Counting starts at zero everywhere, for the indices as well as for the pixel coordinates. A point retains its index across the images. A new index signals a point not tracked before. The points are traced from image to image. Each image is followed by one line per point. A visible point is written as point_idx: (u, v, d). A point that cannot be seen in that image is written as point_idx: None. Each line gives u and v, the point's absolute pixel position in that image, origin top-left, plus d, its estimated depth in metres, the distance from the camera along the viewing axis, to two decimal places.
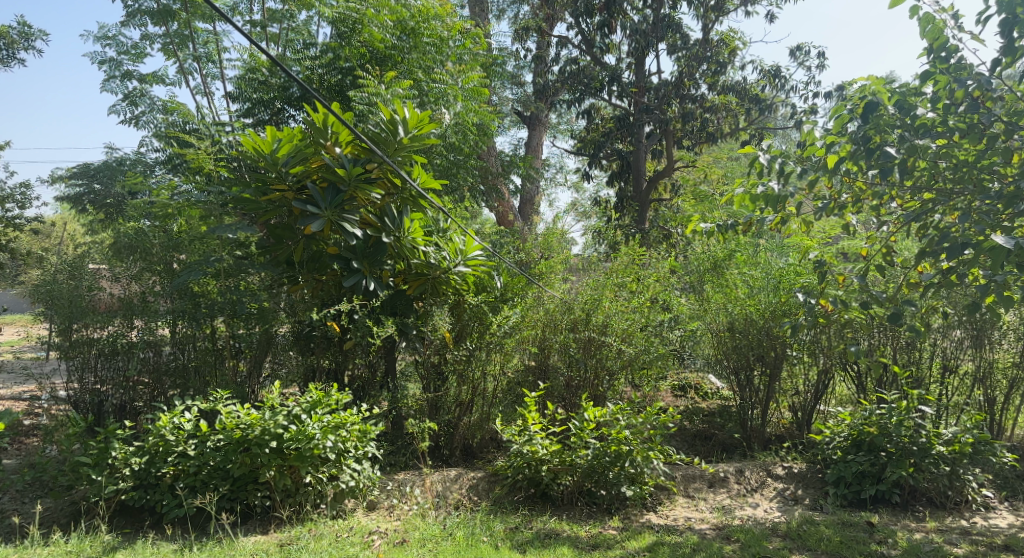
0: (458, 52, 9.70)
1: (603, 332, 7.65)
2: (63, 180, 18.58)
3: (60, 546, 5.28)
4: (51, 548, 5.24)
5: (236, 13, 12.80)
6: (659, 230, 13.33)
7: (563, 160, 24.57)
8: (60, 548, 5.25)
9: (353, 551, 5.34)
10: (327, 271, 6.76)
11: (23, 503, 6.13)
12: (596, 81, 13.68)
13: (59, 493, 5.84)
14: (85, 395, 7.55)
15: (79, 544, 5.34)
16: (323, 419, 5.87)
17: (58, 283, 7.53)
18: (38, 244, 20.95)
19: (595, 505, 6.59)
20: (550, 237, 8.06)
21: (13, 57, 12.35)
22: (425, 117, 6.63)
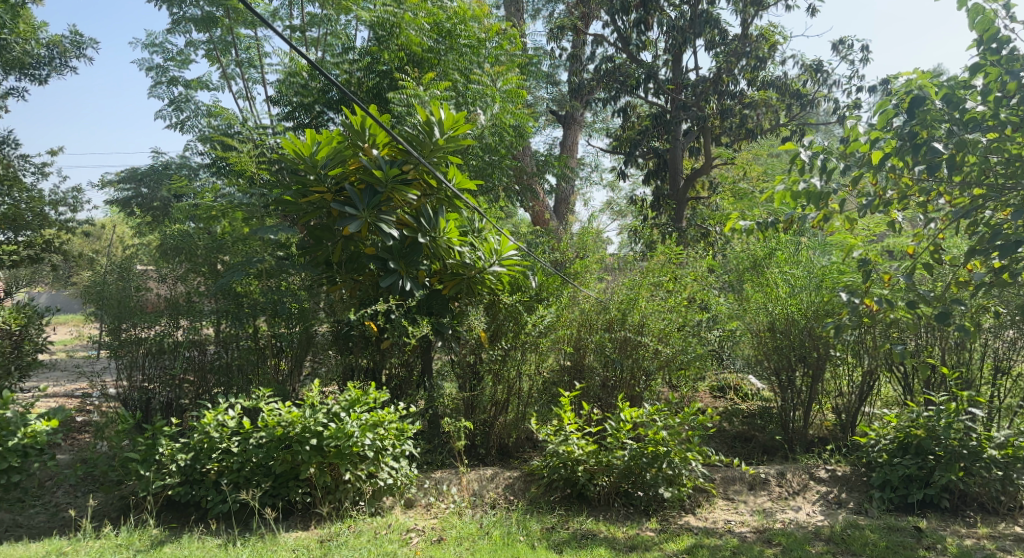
0: (496, 52, 9.65)
1: (640, 332, 7.51)
2: (112, 185, 19.21)
3: (110, 540, 5.40)
4: (102, 541, 5.37)
5: (276, 19, 13.09)
6: (696, 229, 13.23)
7: (598, 158, 24.47)
8: (111, 541, 5.38)
9: (392, 548, 5.38)
10: (365, 271, 6.86)
11: (76, 497, 6.29)
12: (632, 79, 13.45)
13: (109, 487, 5.96)
14: (134, 393, 7.72)
15: (129, 538, 5.45)
16: (361, 417, 5.89)
17: (107, 284, 7.80)
18: (88, 247, 21.71)
19: (632, 506, 6.52)
20: (584, 236, 8.02)
21: (66, 65, 12.68)
22: (461, 117, 6.67)
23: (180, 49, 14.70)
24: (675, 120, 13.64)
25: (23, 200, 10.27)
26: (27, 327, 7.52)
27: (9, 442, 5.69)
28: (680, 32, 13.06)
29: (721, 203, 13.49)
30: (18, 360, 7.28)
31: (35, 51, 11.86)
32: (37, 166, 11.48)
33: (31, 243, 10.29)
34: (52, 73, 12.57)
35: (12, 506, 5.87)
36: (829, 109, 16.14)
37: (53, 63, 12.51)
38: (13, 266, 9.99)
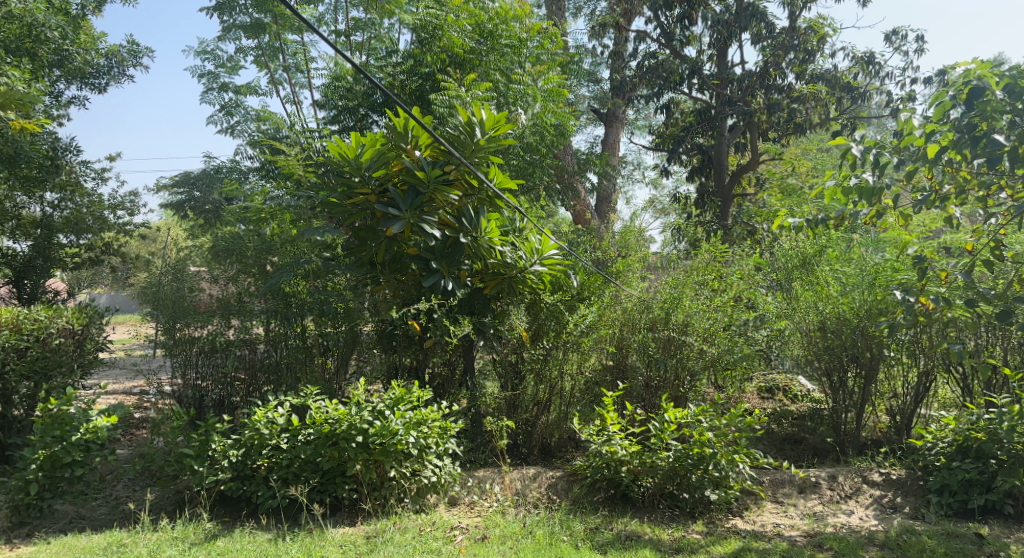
0: (536, 52, 9.64)
1: (684, 331, 7.37)
2: (166, 189, 19.74)
3: (167, 533, 5.53)
4: (159, 534, 5.50)
5: (322, 23, 13.29)
6: (743, 227, 13.03)
7: (641, 157, 24.30)
8: (168, 534, 5.51)
9: (436, 546, 5.40)
10: (408, 271, 6.90)
11: (135, 490, 6.49)
12: (676, 75, 13.38)
13: (165, 481, 6.10)
14: (188, 391, 7.80)
15: (184, 530, 5.58)
16: (405, 415, 5.91)
17: (162, 285, 8.22)
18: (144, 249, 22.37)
19: (678, 508, 6.44)
20: (626, 236, 7.94)
21: (124, 74, 12.99)
22: (502, 117, 6.67)
23: (230, 56, 15.00)
24: (720, 116, 13.51)
25: (84, 204, 11.18)
26: (87, 327, 7.67)
27: (72, 437, 5.83)
28: (726, 26, 12.91)
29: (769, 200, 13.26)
30: (81, 358, 7.47)
31: (94, 61, 12.20)
32: (97, 172, 11.85)
33: (92, 245, 11.38)
34: (111, 82, 12.94)
35: (75, 499, 5.95)
36: (881, 102, 15.74)
37: (111, 72, 12.85)
38: (75, 266, 11.12)
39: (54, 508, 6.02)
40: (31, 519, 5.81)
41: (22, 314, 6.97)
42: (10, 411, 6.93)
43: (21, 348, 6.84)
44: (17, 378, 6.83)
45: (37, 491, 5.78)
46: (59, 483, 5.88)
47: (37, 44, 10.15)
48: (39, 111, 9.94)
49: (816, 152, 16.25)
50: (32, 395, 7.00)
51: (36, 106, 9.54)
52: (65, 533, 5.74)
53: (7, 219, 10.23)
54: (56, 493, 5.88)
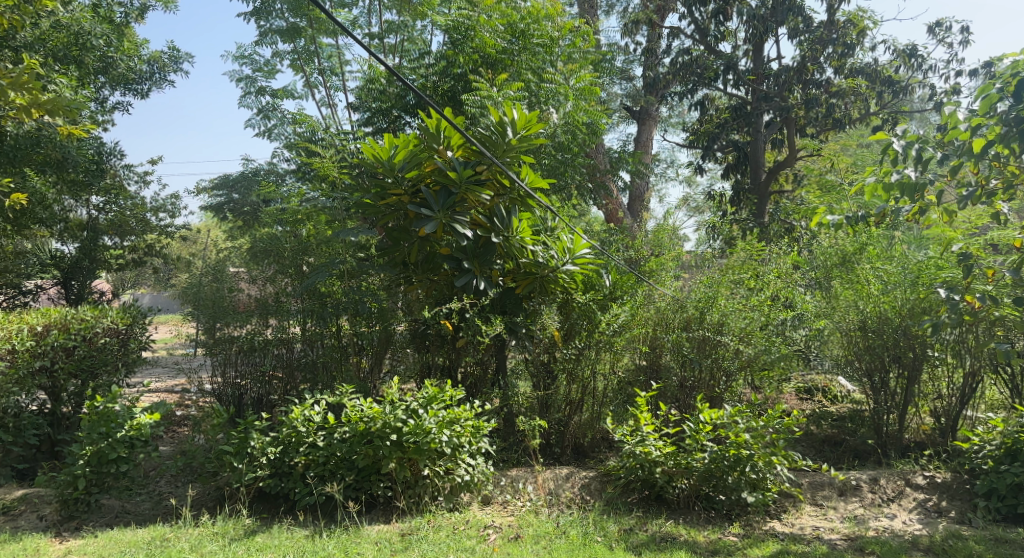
0: (569, 51, 9.64)
1: (719, 331, 7.28)
2: (206, 192, 20.16)
3: (208, 528, 5.62)
4: (200, 529, 5.59)
5: (357, 27, 13.45)
6: (780, 224, 12.83)
7: (676, 155, 24.14)
8: (209, 529, 5.60)
9: (470, 544, 5.41)
10: (440, 271, 6.92)
11: (177, 486, 6.63)
12: (711, 70, 13.34)
13: (206, 478, 6.19)
14: (228, 389, 8.02)
15: (224, 526, 5.66)
16: (438, 414, 5.93)
17: (204, 286, 8.19)
18: (184, 250, 22.85)
19: (713, 510, 6.37)
20: (659, 234, 7.87)
21: (165, 79, 13.23)
22: (534, 116, 6.67)
23: (268, 60, 15.20)
24: (756, 112, 13.34)
25: (128, 207, 11.46)
26: (132, 326, 7.71)
27: (117, 434, 5.91)
28: (762, 21, 12.78)
29: (807, 197, 13.06)
30: (125, 356, 7.52)
31: (137, 66, 12.44)
32: (140, 175, 12.06)
33: (135, 247, 11.73)
34: (153, 87, 13.15)
35: (121, 494, 6.07)
36: (924, 97, 15.40)
37: (153, 78, 13.07)
38: (119, 267, 11.53)
39: (100, 503, 6.14)
40: (79, 513, 5.93)
41: (70, 314, 7.13)
42: (60, 407, 7.13)
43: (69, 346, 6.99)
44: (65, 376, 7.03)
45: (85, 486, 5.87)
46: (105, 478, 5.96)
47: (84, 51, 10.36)
48: (85, 117, 10.20)
49: (856, 148, 15.97)
50: (80, 392, 7.21)
51: (82, 111, 9.80)
52: (111, 527, 5.86)
53: (56, 222, 10.59)
54: (103, 487, 5.99)
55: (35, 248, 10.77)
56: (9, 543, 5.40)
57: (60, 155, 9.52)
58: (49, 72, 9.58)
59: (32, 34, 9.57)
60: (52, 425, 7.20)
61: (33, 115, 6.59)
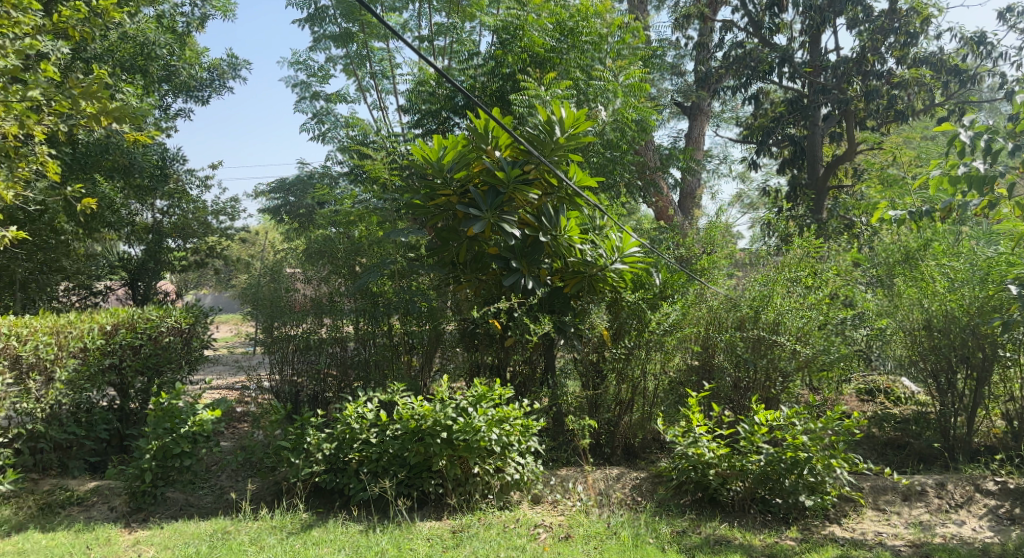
0: (617, 47, 9.57)
1: (775, 331, 7.14)
2: (263, 195, 20.64)
3: (266, 521, 5.72)
4: (259, 523, 5.70)
5: (407, 30, 13.57)
6: (839, 220, 12.50)
7: (729, 151, 23.79)
8: (267, 522, 5.71)
9: (520, 542, 5.40)
10: (489, 270, 6.93)
11: (238, 480, 6.76)
12: (765, 64, 12.98)
13: (265, 472, 6.30)
14: (285, 386, 8.12)
15: (282, 520, 5.76)
16: (488, 412, 5.95)
17: (262, 286, 8.32)
18: (243, 250, 23.44)
19: (770, 513, 6.24)
20: (712, 231, 7.77)
21: (225, 86, 13.54)
22: (582, 115, 6.63)
23: (321, 66, 15.43)
24: (813, 105, 13.06)
25: (190, 210, 12.06)
26: (194, 326, 7.98)
27: (181, 429, 6.07)
28: (819, 12, 12.51)
29: (868, 192, 12.73)
30: (188, 355, 7.78)
31: (198, 74, 12.74)
32: (201, 180, 12.36)
33: (197, 248, 12.31)
34: (213, 94, 13.44)
35: (184, 488, 6.22)
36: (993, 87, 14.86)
37: (212, 84, 13.37)
38: (183, 268, 12.17)
39: (166, 496, 6.30)
40: (146, 505, 6.11)
41: (137, 314, 7.33)
42: (128, 403, 7.29)
43: (136, 345, 7.20)
44: (132, 373, 7.21)
45: (151, 479, 6.04)
46: (170, 472, 6.13)
47: (149, 61, 10.71)
48: (149, 123, 10.54)
49: (919, 141, 15.49)
50: (147, 389, 7.39)
51: (147, 118, 10.13)
52: (176, 519, 6.00)
53: (124, 226, 11.19)
54: (168, 481, 6.16)
55: (105, 251, 11.21)
56: (81, 533, 5.59)
57: (128, 161, 10.22)
58: (116, 82, 9.93)
59: (101, 46, 10.10)
60: (120, 420, 7.34)
61: (103, 123, 6.49)
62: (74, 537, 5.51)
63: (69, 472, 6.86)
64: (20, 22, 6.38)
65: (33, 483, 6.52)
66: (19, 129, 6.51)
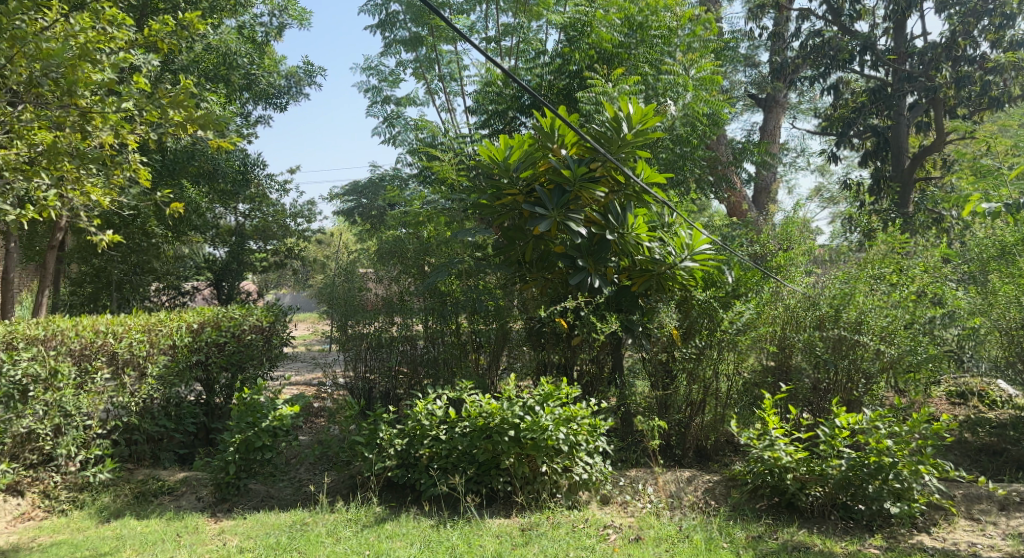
0: (688, 40, 9.33)
1: (857, 330, 6.89)
2: (338, 198, 21.16)
3: (342, 514, 5.82)
4: (335, 515, 5.80)
5: (474, 32, 13.66)
6: (929, 214, 11.97)
7: (807, 143, 23.14)
8: (343, 515, 5.80)
9: (589, 543, 5.35)
10: (555, 269, 6.89)
11: (316, 473, 6.91)
12: (844, 52, 12.63)
13: (340, 466, 6.42)
14: (359, 382, 8.30)
15: (357, 513, 5.85)
16: (555, 411, 5.89)
17: (337, 286, 8.53)
18: (319, 251, 24.04)
19: (852, 520, 6.00)
20: (789, 228, 7.55)
21: (301, 93, 13.89)
22: (650, 110, 6.51)
23: (392, 70, 15.71)
24: (898, 94, 12.62)
25: (270, 213, 12.67)
26: (275, 324, 8.25)
27: (262, 423, 6.23)
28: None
29: (958, 184, 12.17)
30: (269, 352, 8.01)
31: (277, 82, 13.10)
32: (280, 185, 12.76)
33: (277, 250, 13.01)
34: (290, 101, 13.80)
35: (266, 480, 6.36)
36: None
37: (290, 91, 13.74)
38: (264, 268, 12.89)
39: (248, 487, 6.46)
40: (230, 496, 6.28)
41: (222, 314, 7.66)
42: (213, 398, 7.50)
43: (221, 342, 7.43)
44: (217, 369, 7.43)
45: (234, 471, 6.21)
46: (252, 464, 6.30)
47: (230, 70, 11.19)
48: (232, 131, 10.97)
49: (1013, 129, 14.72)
50: (231, 384, 7.60)
51: (230, 125, 10.49)
52: (258, 510, 6.16)
53: (208, 229, 11.75)
54: (250, 473, 6.32)
55: (192, 253, 12.00)
56: (172, 521, 5.81)
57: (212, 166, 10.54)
58: (201, 91, 10.35)
59: (187, 57, 10.47)
60: (206, 414, 7.56)
61: (188, 130, 6.73)
62: (165, 525, 5.73)
63: (161, 463, 7.03)
64: (115, 36, 6.49)
65: (129, 472, 6.78)
66: (115, 138, 6.49)
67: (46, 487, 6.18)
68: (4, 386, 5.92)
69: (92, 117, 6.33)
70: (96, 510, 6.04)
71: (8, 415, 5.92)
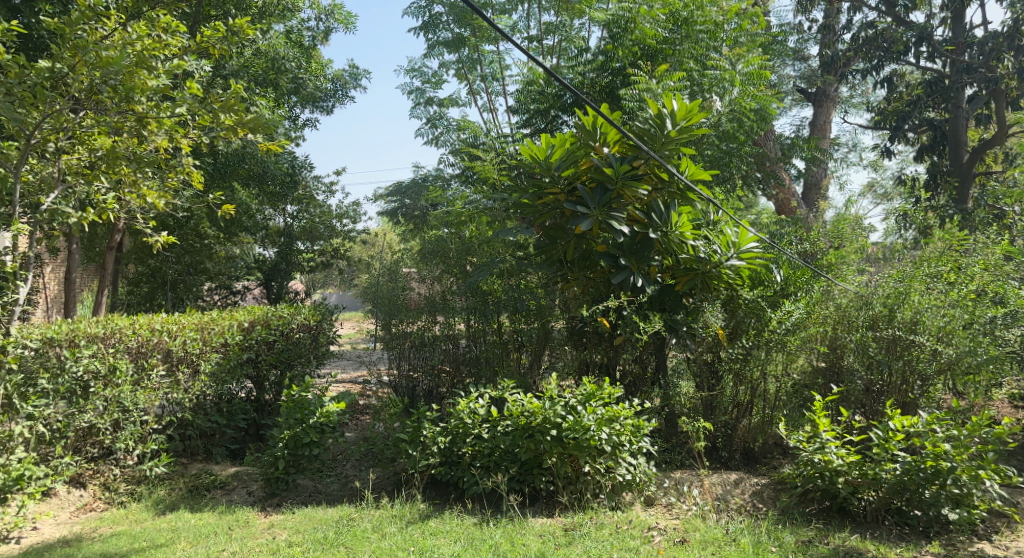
0: (734, 35, 9.20)
1: (913, 331, 6.66)
2: (382, 198, 21.35)
3: (387, 510, 5.86)
4: (380, 511, 5.84)
5: (516, 31, 13.66)
6: (989, 210, 11.60)
7: (859, 138, 22.63)
8: (388, 511, 5.84)
9: (634, 544, 5.30)
10: (597, 268, 6.85)
11: (361, 469, 6.97)
12: (899, 44, 12.35)
13: (385, 463, 6.47)
14: (403, 380, 8.35)
15: (401, 509, 5.88)
16: (597, 411, 5.86)
17: (380, 285, 8.54)
18: (364, 251, 24.30)
19: (908, 526, 5.85)
20: (839, 224, 7.45)
21: (346, 95, 14.04)
22: (694, 106, 6.41)
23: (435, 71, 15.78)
24: (956, 85, 12.27)
25: (318, 215, 12.86)
26: (321, 323, 8.36)
27: (310, 419, 6.31)
28: None
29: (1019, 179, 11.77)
30: (316, 350, 8.15)
31: (323, 85, 13.26)
32: (327, 186, 12.94)
33: (324, 251, 13.21)
34: (336, 103, 13.96)
35: (314, 475, 6.44)
36: None
37: (335, 94, 13.89)
38: (312, 269, 12.96)
39: (297, 482, 6.55)
40: (280, 491, 6.38)
41: (271, 312, 7.75)
42: (263, 394, 7.63)
43: (270, 340, 7.55)
44: (267, 366, 7.55)
45: (283, 466, 6.30)
46: (301, 460, 6.38)
47: (278, 74, 11.31)
48: (280, 134, 11.12)
49: None
50: (280, 381, 7.74)
51: (278, 128, 10.66)
52: (306, 505, 6.24)
53: (258, 230, 12.10)
54: (299, 468, 6.41)
55: (243, 253, 12.24)
56: (223, 515, 5.91)
57: (261, 169, 10.70)
58: (251, 96, 10.51)
59: (238, 63, 10.57)
60: (256, 410, 7.68)
61: (239, 133, 6.86)
62: (218, 518, 5.84)
63: (213, 457, 7.21)
64: (169, 43, 6.59)
65: (183, 466, 6.93)
66: (169, 141, 6.68)
67: (105, 480, 6.35)
68: (67, 382, 6.04)
69: (148, 123, 6.43)
70: (152, 503, 6.18)
71: (70, 410, 6.08)
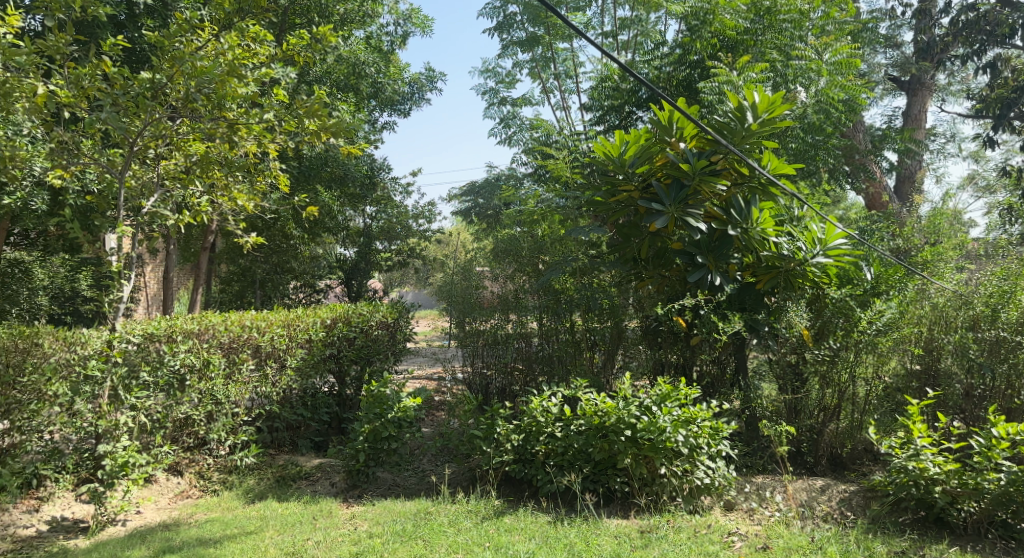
0: (821, 23, 8.72)
1: (1019, 331, 6.37)
2: (456, 198, 21.53)
3: (463, 505, 5.88)
4: (457, 506, 5.87)
5: (591, 28, 13.57)
6: None
7: (956, 127, 21.55)
8: (464, 506, 5.86)
9: (713, 549, 5.17)
10: (672, 266, 6.70)
11: (438, 464, 7.04)
12: (1003, 26, 11.72)
13: (461, 459, 6.50)
14: (476, 377, 8.42)
15: (477, 505, 5.89)
16: (673, 412, 5.75)
17: (455, 284, 8.60)
18: (439, 251, 24.58)
19: (1012, 540, 5.57)
20: (936, 219, 7.14)
21: (423, 97, 14.22)
22: (776, 98, 6.24)
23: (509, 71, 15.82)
24: None
25: (395, 215, 13.00)
26: (399, 319, 8.48)
27: (389, 414, 6.39)
28: None
29: None
30: (395, 346, 8.28)
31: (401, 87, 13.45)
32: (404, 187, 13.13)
33: (400, 250, 13.25)
34: (413, 106, 14.15)
35: (392, 469, 6.51)
36: None
37: (412, 97, 14.09)
38: (389, 267, 13.11)
39: (376, 475, 6.65)
40: (361, 483, 6.49)
41: (352, 310, 7.87)
42: (344, 389, 7.80)
43: (351, 336, 7.70)
44: (349, 362, 7.72)
45: (364, 459, 6.41)
46: (380, 453, 6.47)
47: (359, 79, 11.55)
48: (360, 138, 11.36)
49: None
50: (360, 376, 7.89)
51: (359, 131, 10.87)
52: (385, 497, 6.32)
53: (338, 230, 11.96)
54: (378, 461, 6.50)
55: (325, 253, 12.58)
56: (308, 505, 6.05)
57: (343, 171, 10.95)
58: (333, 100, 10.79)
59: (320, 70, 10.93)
60: (338, 404, 7.88)
61: (323, 138, 6.98)
62: (303, 508, 5.97)
63: (298, 449, 7.40)
64: (258, 52, 6.78)
65: (270, 457, 7.13)
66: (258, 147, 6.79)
67: (200, 468, 6.58)
68: (165, 375, 6.19)
69: (239, 129, 6.57)
70: (242, 491, 6.38)
71: (170, 401, 6.26)
